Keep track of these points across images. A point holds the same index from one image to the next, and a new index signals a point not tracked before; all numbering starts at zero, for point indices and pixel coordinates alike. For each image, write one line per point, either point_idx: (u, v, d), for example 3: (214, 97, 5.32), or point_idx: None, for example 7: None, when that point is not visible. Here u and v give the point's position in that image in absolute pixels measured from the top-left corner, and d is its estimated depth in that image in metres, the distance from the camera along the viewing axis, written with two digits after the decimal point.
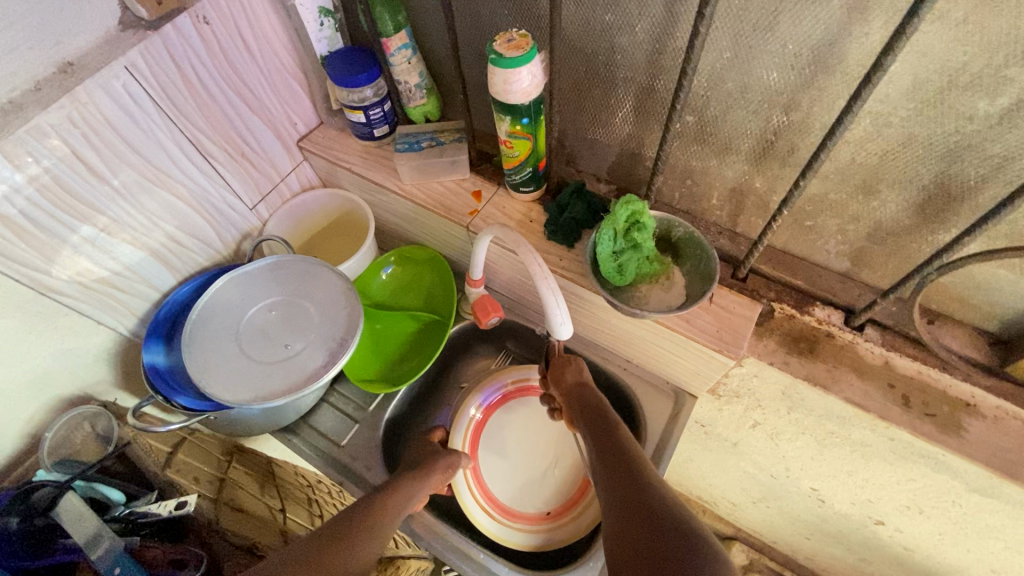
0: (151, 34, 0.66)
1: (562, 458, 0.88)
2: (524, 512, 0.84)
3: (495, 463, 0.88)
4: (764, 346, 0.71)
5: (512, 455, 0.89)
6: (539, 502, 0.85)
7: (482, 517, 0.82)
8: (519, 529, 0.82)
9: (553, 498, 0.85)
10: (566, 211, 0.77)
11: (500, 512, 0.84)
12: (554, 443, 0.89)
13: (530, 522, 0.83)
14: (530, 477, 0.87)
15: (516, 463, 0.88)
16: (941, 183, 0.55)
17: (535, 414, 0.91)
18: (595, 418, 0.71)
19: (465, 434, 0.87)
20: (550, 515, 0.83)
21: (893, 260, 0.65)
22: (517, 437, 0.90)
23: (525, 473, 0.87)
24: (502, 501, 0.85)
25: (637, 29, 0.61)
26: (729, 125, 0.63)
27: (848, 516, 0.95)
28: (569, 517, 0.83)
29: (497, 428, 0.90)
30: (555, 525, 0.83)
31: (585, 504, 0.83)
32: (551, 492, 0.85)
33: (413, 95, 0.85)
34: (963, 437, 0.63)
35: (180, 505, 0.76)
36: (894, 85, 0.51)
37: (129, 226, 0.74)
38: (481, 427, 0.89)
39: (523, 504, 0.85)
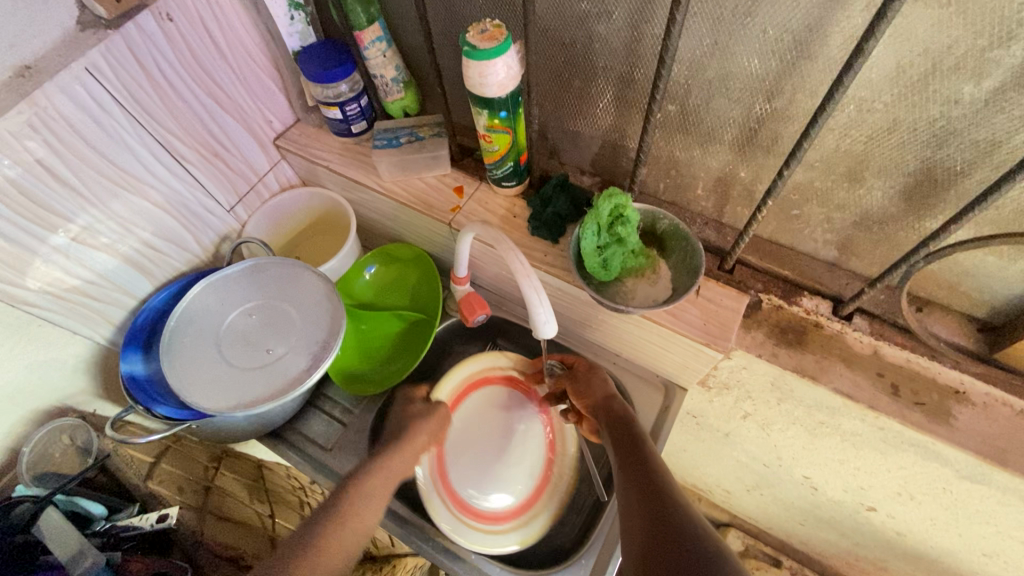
0: (111, 33, 0.63)
1: (531, 457, 0.83)
2: (478, 508, 0.79)
3: (461, 451, 0.83)
4: (752, 338, 0.70)
5: (481, 443, 0.84)
6: (493, 499, 0.80)
7: (435, 498, 0.77)
8: (468, 525, 0.77)
9: (508, 499, 0.80)
10: (550, 205, 0.76)
11: (452, 501, 0.78)
12: (526, 439, 0.84)
13: (481, 520, 0.78)
14: (494, 472, 0.82)
15: (483, 450, 0.83)
16: (927, 169, 0.54)
17: (514, 403, 0.86)
18: (617, 423, 0.71)
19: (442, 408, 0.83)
20: (499, 516, 0.79)
21: (881, 248, 0.64)
22: (491, 423, 0.85)
23: (489, 465, 0.82)
24: (457, 492, 0.79)
25: (615, 16, 0.59)
26: (712, 114, 0.62)
27: (841, 502, 0.95)
28: (519, 521, 0.78)
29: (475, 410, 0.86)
30: (506, 528, 0.78)
31: (537, 509, 0.79)
32: (508, 491, 0.80)
33: (390, 89, 0.83)
34: (951, 425, 0.63)
35: (162, 517, 0.78)
36: (877, 70, 0.49)
37: (100, 233, 0.72)
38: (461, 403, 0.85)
39: (481, 501, 0.80)
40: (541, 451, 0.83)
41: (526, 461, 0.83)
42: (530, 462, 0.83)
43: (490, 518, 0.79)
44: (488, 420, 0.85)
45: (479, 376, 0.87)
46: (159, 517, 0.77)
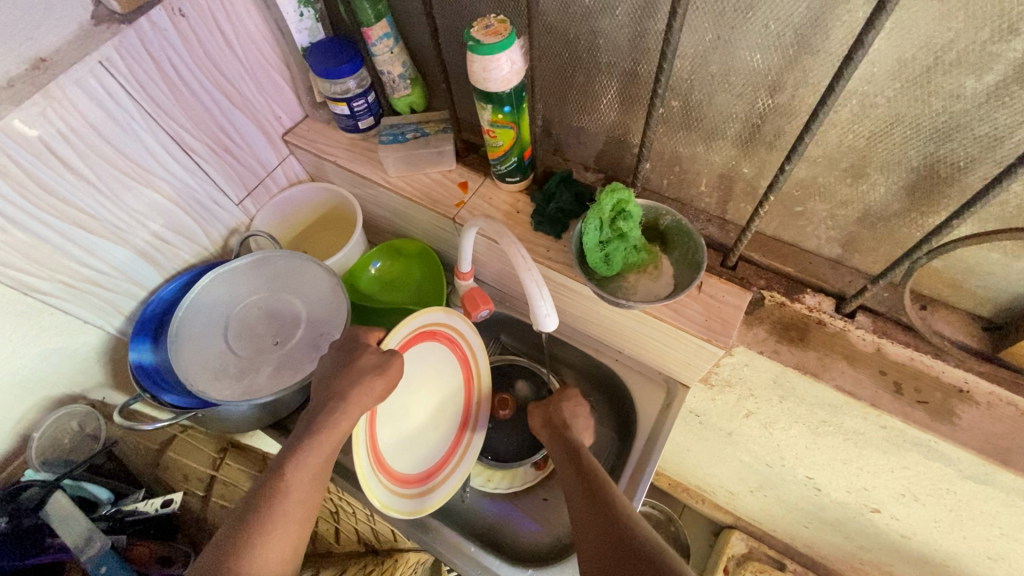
0: (125, 28, 0.64)
1: (441, 419, 0.82)
2: (397, 471, 0.75)
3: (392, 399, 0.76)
4: (754, 334, 0.70)
5: (400, 403, 0.77)
6: (405, 461, 0.77)
7: (366, 467, 0.69)
8: (394, 491, 0.73)
9: (418, 462, 0.78)
10: (553, 201, 0.77)
11: (377, 468, 0.71)
12: (439, 403, 0.82)
13: (399, 484, 0.74)
14: (408, 430, 0.78)
15: (401, 409, 0.77)
16: (930, 165, 0.54)
17: (443, 365, 0.81)
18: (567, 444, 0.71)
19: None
20: (411, 480, 0.76)
21: (885, 245, 0.64)
22: (417, 383, 0.78)
23: (404, 425, 0.77)
24: (383, 457, 0.73)
25: (618, 12, 0.60)
26: (714, 109, 0.62)
27: (845, 504, 0.94)
28: (428, 485, 0.78)
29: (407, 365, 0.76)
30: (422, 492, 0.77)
31: (446, 474, 0.79)
32: (419, 453, 0.78)
33: (397, 86, 0.84)
34: (955, 424, 0.62)
35: (167, 503, 0.78)
36: (878, 65, 0.49)
37: (111, 224, 0.73)
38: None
39: (392, 458, 0.75)
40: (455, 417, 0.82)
41: (437, 424, 0.81)
42: (440, 425, 0.81)
43: (401, 480, 0.75)
44: (416, 380, 0.78)
45: (422, 331, 0.77)
46: (164, 502, 0.78)
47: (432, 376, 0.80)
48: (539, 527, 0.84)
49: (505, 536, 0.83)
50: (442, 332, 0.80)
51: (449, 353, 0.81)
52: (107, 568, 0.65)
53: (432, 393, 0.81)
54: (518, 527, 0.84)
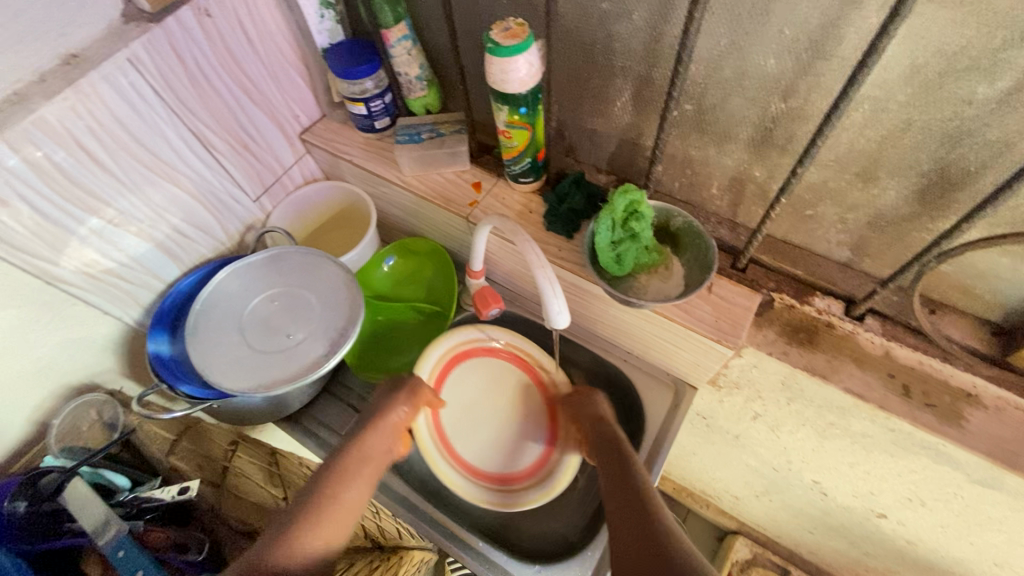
0: (153, 27, 0.66)
1: (530, 423, 0.85)
2: (492, 474, 0.82)
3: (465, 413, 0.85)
4: (763, 335, 0.71)
5: (474, 411, 0.86)
6: (502, 461, 0.83)
7: (441, 466, 0.80)
8: (486, 489, 0.80)
9: (517, 460, 0.83)
10: (566, 201, 0.78)
11: (458, 468, 0.81)
12: (522, 405, 0.86)
13: (489, 482, 0.81)
14: (496, 438, 0.84)
15: (478, 416, 0.86)
16: (941, 170, 0.55)
17: (501, 371, 0.87)
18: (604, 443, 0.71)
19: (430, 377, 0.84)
20: (505, 477, 0.82)
21: (895, 249, 0.65)
22: (482, 392, 0.87)
23: (487, 430, 0.85)
24: (464, 459, 0.83)
25: (634, 16, 0.61)
26: (728, 113, 0.63)
27: (851, 509, 0.94)
28: (535, 481, 0.81)
29: (464, 379, 0.87)
30: (519, 487, 0.81)
31: (552, 469, 0.81)
32: (516, 453, 0.83)
33: (414, 87, 0.85)
34: (963, 427, 0.63)
35: (183, 490, 0.76)
36: (890, 70, 0.50)
37: (133, 217, 0.75)
38: (445, 375, 0.86)
39: (484, 463, 0.83)
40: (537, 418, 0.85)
41: (527, 425, 0.85)
42: (532, 425, 0.85)
43: (499, 480, 0.82)
44: (481, 389, 0.87)
45: (465, 348, 0.87)
46: (180, 489, 0.77)
47: (495, 383, 0.87)
48: (546, 524, 0.84)
49: (512, 532, 0.84)
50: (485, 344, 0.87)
51: (506, 361, 0.87)
52: (124, 551, 0.65)
53: (511, 397, 0.86)
54: (525, 524, 0.85)
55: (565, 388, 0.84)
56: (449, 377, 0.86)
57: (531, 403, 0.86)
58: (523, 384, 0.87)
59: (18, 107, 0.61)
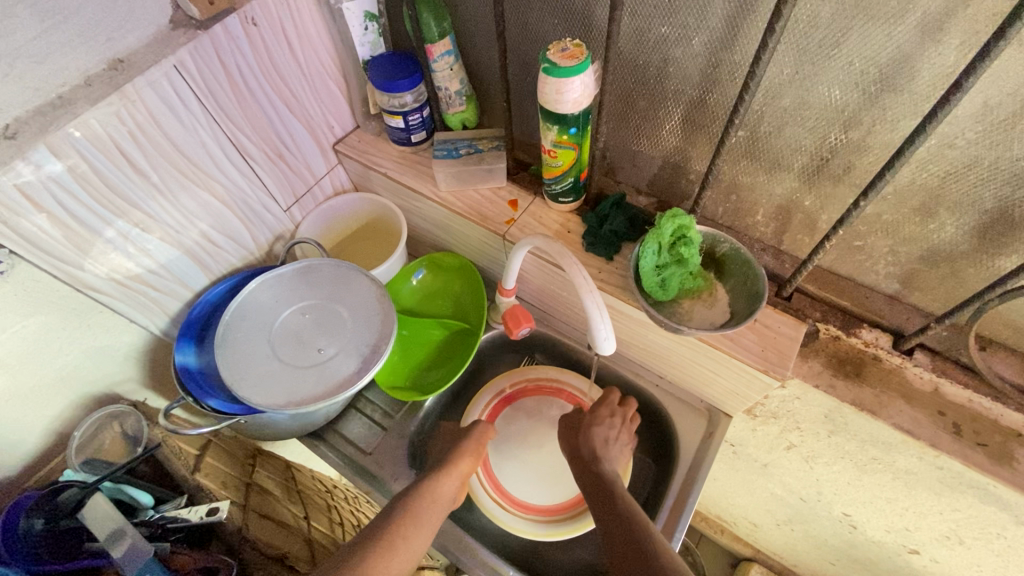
0: (200, 33, 0.65)
1: None
2: (548, 505, 0.82)
3: (509, 451, 0.86)
4: (809, 367, 0.69)
5: (519, 453, 0.86)
6: (555, 493, 0.82)
7: (498, 513, 0.80)
8: (546, 522, 0.80)
9: (571, 487, 0.83)
10: (607, 222, 0.77)
11: (514, 511, 0.81)
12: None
13: (549, 515, 0.81)
14: (543, 471, 0.84)
15: (524, 455, 0.86)
16: (1005, 208, 0.54)
17: (539, 410, 0.89)
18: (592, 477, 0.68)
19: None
20: (562, 505, 0.81)
21: (948, 284, 0.64)
22: (523, 434, 0.87)
23: (536, 467, 0.85)
24: (518, 499, 0.82)
25: (693, 42, 0.60)
26: (782, 141, 0.62)
27: (881, 543, 0.93)
28: (589, 505, 0.81)
29: (504, 429, 0.88)
30: (576, 511, 0.81)
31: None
32: (568, 481, 0.83)
33: (453, 102, 0.84)
34: (1016, 468, 0.62)
35: (212, 510, 0.74)
36: (963, 107, 0.50)
37: (164, 223, 0.73)
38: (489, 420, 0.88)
39: (536, 496, 0.82)
40: None
41: None
42: None
43: (557, 509, 0.81)
44: (522, 430, 0.88)
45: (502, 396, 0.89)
46: (209, 510, 0.74)
47: (534, 421, 0.88)
48: (571, 553, 0.82)
49: (533, 559, 0.82)
50: (518, 390, 0.90)
51: (541, 399, 0.89)
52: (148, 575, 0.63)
53: (555, 429, 0.87)
54: (552, 552, 0.83)
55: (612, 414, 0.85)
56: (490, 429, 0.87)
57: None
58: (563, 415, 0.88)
59: (61, 111, 0.59)
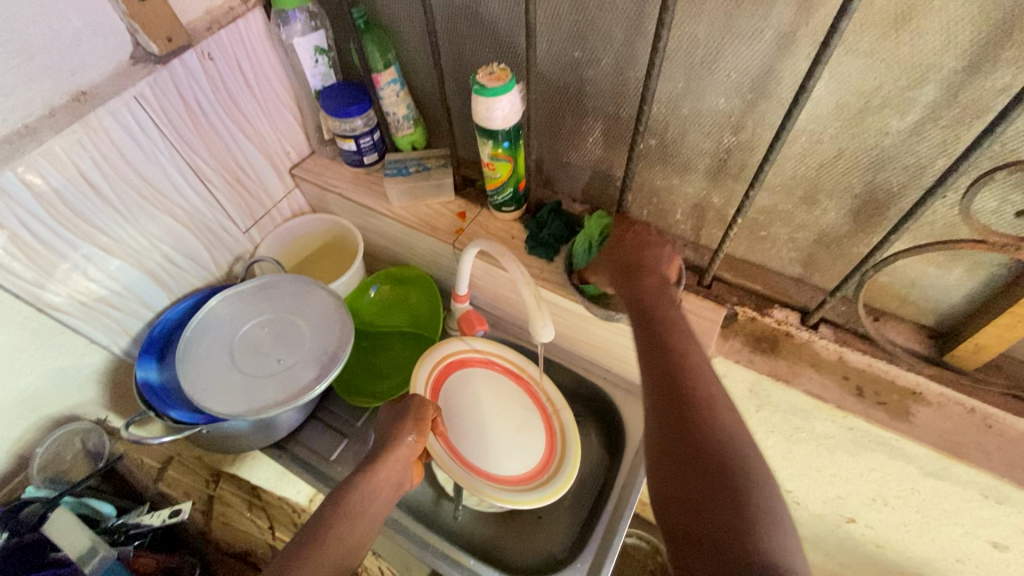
0: (159, 68, 0.71)
1: (527, 425, 0.86)
2: (502, 476, 0.81)
3: (461, 421, 0.85)
4: (730, 345, 0.77)
5: (472, 416, 0.85)
6: (507, 465, 0.82)
7: (451, 468, 0.78)
8: (493, 487, 0.78)
9: (519, 463, 0.83)
10: (546, 227, 0.84)
11: (464, 468, 0.79)
12: (516, 408, 0.87)
13: (501, 484, 0.80)
14: (498, 442, 0.84)
15: (477, 420, 0.85)
16: (871, 191, 0.63)
17: (491, 381, 0.89)
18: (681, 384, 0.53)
19: (426, 388, 0.84)
20: (507, 477, 0.81)
21: (839, 263, 0.73)
22: (477, 398, 0.87)
23: (488, 434, 0.84)
24: (468, 461, 0.81)
25: (603, 62, 0.69)
26: (687, 145, 0.71)
27: (822, 516, 0.99)
28: (539, 482, 0.81)
29: (457, 391, 0.87)
30: (522, 487, 0.80)
31: (558, 463, 0.82)
32: (518, 456, 0.83)
33: (401, 125, 0.92)
34: (911, 422, 0.70)
35: (175, 513, 0.76)
36: (821, 107, 0.59)
37: (126, 245, 0.77)
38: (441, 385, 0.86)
39: (489, 467, 0.81)
40: (535, 421, 0.86)
41: (523, 427, 0.86)
42: (529, 427, 0.86)
43: (510, 481, 0.81)
44: (475, 395, 0.87)
45: (455, 360, 0.88)
46: (172, 513, 0.76)
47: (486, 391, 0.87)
48: (531, 542, 0.86)
49: (501, 553, 0.85)
50: (472, 357, 0.89)
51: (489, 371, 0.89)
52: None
53: (506, 402, 0.87)
54: (513, 542, 0.86)
55: (554, 396, 0.88)
56: (441, 388, 0.86)
57: (524, 409, 0.87)
58: (512, 389, 0.88)
59: (27, 139, 0.64)
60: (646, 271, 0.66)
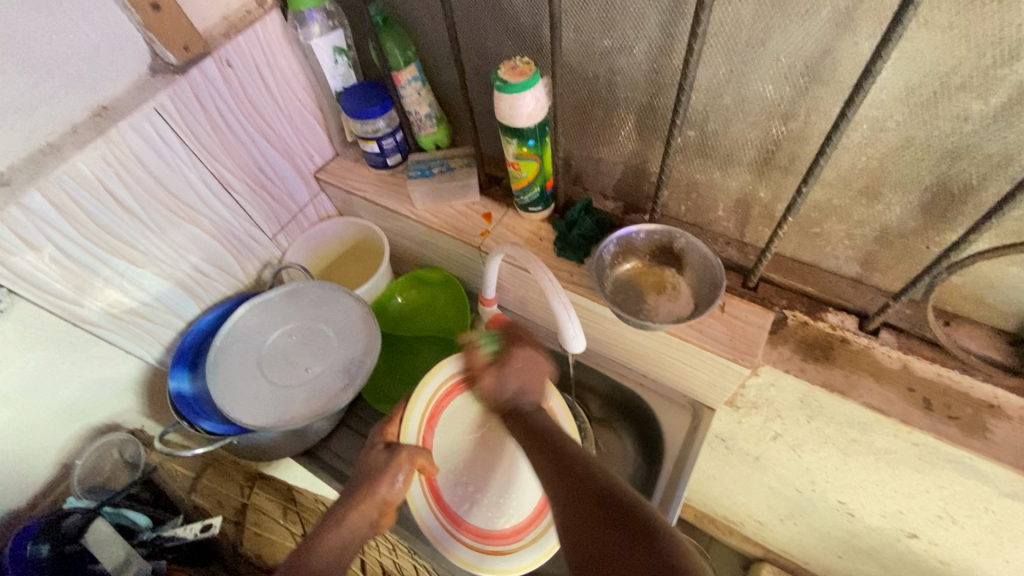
0: (178, 78, 0.70)
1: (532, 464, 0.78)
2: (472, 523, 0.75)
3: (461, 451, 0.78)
4: (778, 353, 0.71)
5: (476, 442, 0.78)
6: (492, 514, 0.75)
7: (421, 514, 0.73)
8: (461, 540, 0.73)
9: (505, 515, 0.75)
10: (575, 228, 0.79)
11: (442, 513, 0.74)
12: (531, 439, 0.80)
13: (467, 536, 0.74)
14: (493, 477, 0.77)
15: (472, 458, 0.78)
16: (944, 183, 0.56)
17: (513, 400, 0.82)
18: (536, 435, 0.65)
19: (420, 424, 0.74)
20: (486, 532, 0.74)
21: (904, 263, 0.66)
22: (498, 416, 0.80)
23: (477, 479, 0.77)
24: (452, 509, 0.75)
25: (635, 51, 0.64)
26: (730, 137, 0.65)
27: (880, 529, 0.92)
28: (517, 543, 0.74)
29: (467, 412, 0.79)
30: (488, 545, 0.74)
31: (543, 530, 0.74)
32: (509, 506, 0.76)
33: (423, 124, 0.88)
34: (988, 439, 0.62)
35: (206, 527, 0.80)
36: (887, 91, 0.52)
37: (157, 259, 0.77)
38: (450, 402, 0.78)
39: (470, 510, 0.75)
40: None
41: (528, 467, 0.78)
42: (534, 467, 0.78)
43: (477, 532, 0.74)
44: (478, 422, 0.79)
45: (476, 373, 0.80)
46: (203, 527, 0.80)
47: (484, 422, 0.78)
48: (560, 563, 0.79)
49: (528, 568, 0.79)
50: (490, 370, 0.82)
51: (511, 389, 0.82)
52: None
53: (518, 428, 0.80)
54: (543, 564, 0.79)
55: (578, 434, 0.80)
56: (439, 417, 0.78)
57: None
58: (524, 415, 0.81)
59: (51, 157, 0.64)
60: (513, 373, 0.73)
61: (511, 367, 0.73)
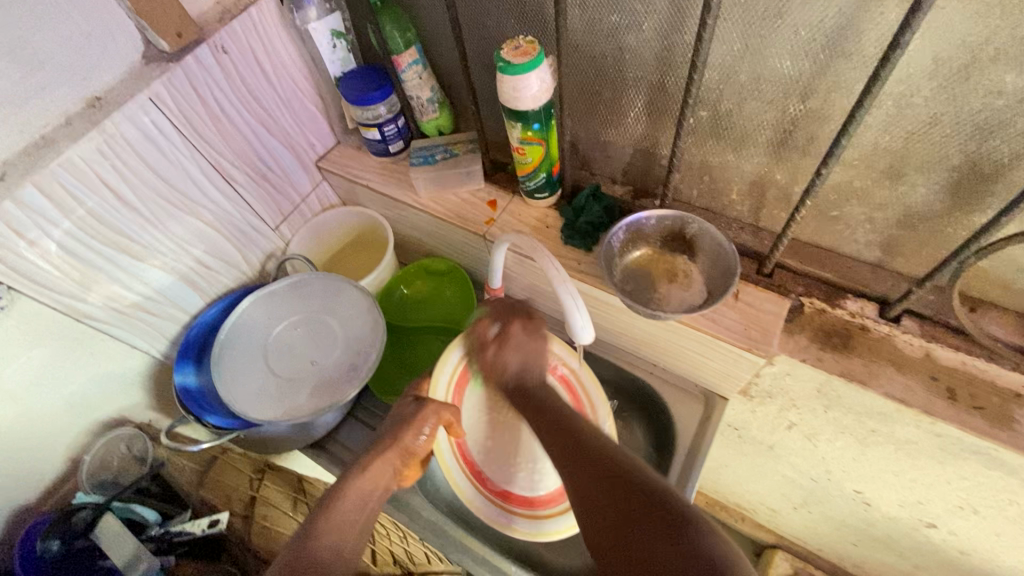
0: (173, 66, 0.68)
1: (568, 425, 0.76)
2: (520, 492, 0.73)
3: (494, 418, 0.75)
4: (795, 342, 0.68)
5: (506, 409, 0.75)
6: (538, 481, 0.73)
7: (458, 481, 0.72)
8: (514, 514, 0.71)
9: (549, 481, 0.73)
10: (584, 214, 0.77)
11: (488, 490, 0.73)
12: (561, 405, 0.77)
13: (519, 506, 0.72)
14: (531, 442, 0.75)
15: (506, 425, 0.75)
16: (973, 163, 0.53)
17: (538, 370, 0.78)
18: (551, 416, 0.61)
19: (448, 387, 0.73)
20: (538, 500, 0.73)
21: (928, 247, 0.63)
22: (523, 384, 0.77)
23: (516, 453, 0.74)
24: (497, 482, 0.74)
25: (644, 26, 0.61)
26: (744, 117, 0.62)
27: (897, 519, 0.90)
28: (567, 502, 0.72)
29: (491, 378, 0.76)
30: (540, 514, 0.72)
31: None
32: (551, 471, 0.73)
33: (426, 110, 0.86)
34: (1015, 430, 0.60)
35: (214, 523, 0.83)
36: (915, 65, 0.49)
37: (158, 252, 0.76)
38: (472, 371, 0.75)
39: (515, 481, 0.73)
40: None
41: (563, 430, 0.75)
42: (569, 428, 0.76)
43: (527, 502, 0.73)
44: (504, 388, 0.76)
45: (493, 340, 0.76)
46: (210, 522, 0.83)
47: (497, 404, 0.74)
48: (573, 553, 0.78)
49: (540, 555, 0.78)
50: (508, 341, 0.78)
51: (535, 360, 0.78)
52: None
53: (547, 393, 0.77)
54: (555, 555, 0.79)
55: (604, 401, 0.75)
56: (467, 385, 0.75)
57: None
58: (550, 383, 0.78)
59: (46, 150, 0.62)
60: (506, 339, 0.66)
61: (511, 341, 0.66)
